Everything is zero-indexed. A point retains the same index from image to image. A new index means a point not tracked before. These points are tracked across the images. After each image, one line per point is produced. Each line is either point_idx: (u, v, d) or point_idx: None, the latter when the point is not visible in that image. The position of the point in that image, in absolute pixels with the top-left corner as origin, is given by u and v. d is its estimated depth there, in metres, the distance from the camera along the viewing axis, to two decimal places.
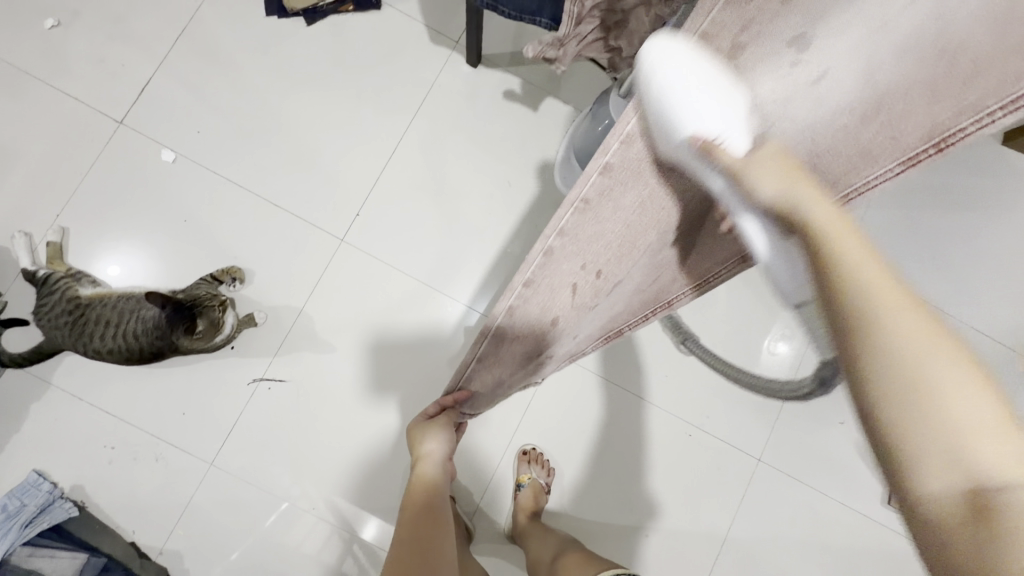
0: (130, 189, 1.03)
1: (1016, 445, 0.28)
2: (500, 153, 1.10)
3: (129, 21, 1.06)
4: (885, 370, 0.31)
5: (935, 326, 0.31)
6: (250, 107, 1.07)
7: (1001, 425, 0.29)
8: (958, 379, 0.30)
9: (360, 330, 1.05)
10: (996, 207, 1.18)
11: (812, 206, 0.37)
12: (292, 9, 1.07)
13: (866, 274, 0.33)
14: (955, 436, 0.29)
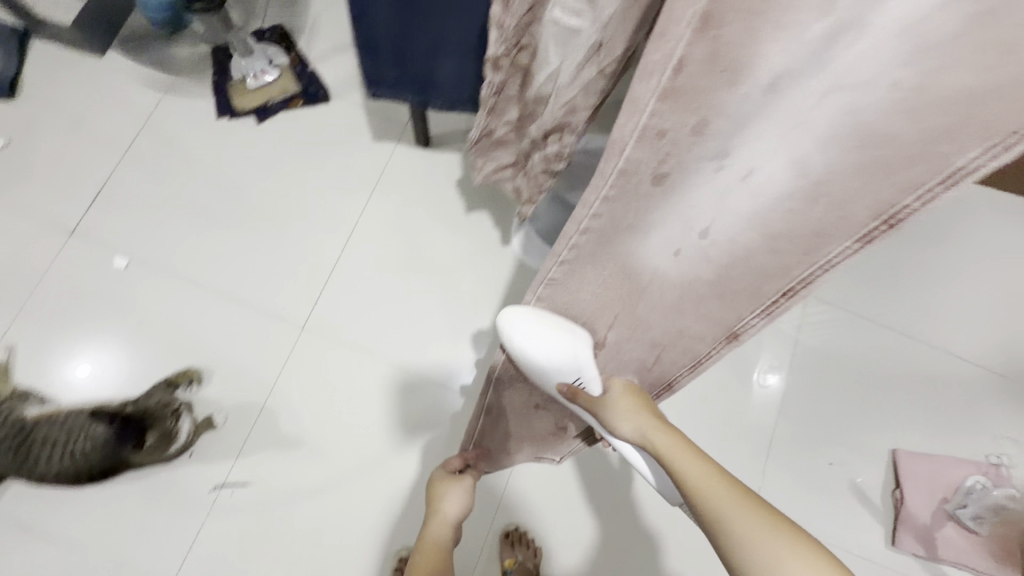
0: (80, 299, 1.01)
1: (802, 552, 0.48)
2: (457, 226, 1.11)
3: (80, 132, 1.08)
4: (729, 539, 0.50)
5: (735, 489, 0.53)
6: (203, 205, 1.08)
7: (792, 544, 0.48)
8: (759, 525, 0.50)
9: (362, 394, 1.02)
10: (944, 232, 1.22)
11: (649, 431, 0.60)
12: (241, 110, 1.11)
13: (685, 470, 0.56)
14: (776, 566, 0.48)
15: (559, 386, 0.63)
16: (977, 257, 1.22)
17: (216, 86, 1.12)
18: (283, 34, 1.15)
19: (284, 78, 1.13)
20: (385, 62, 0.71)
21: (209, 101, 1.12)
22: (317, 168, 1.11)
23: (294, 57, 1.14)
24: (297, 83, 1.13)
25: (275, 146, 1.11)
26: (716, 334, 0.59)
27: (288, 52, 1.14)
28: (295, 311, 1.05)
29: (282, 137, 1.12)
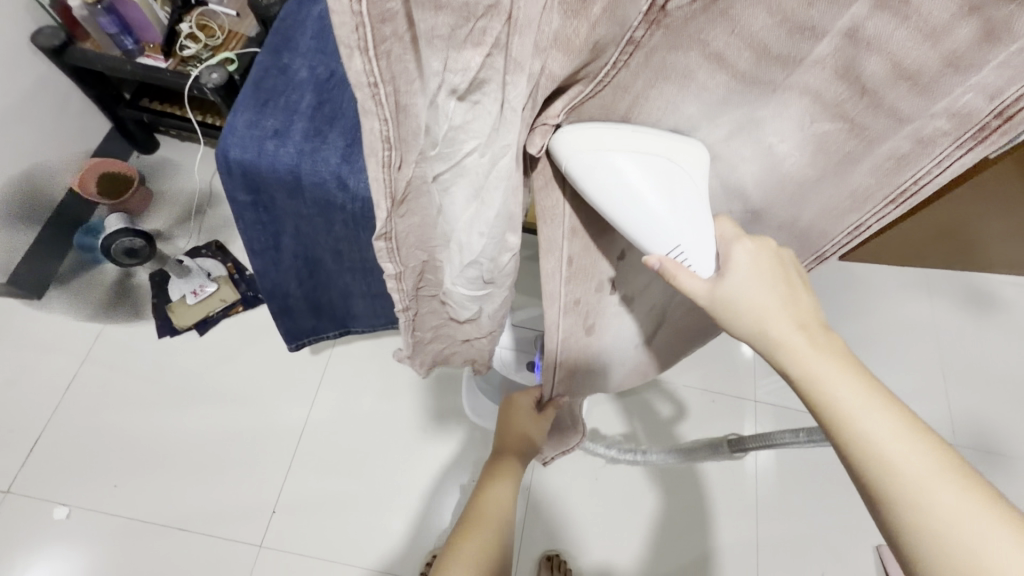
0: (15, 566, 0.96)
1: (952, 469, 0.32)
2: (409, 399, 1.13)
3: (20, 380, 1.09)
4: (852, 442, 0.34)
5: (872, 385, 0.36)
6: (150, 431, 1.07)
7: (937, 457, 0.33)
8: (898, 430, 0.34)
9: (382, 513, 1.03)
10: (858, 313, 1.35)
11: (737, 293, 0.38)
12: (183, 326, 1.14)
13: (802, 348, 0.37)
14: (904, 471, 0.33)
15: (651, 259, 0.35)
16: (892, 330, 1.33)
17: (157, 309, 1.15)
18: (219, 246, 1.20)
19: (223, 288, 1.17)
20: (303, 319, 0.78)
21: (150, 324, 1.14)
22: (264, 370, 1.13)
23: (231, 266, 1.19)
24: (236, 291, 1.17)
25: (221, 356, 1.13)
26: (795, 263, 0.48)
27: (224, 263, 1.19)
28: (254, 528, 1.01)
29: (225, 345, 1.14)
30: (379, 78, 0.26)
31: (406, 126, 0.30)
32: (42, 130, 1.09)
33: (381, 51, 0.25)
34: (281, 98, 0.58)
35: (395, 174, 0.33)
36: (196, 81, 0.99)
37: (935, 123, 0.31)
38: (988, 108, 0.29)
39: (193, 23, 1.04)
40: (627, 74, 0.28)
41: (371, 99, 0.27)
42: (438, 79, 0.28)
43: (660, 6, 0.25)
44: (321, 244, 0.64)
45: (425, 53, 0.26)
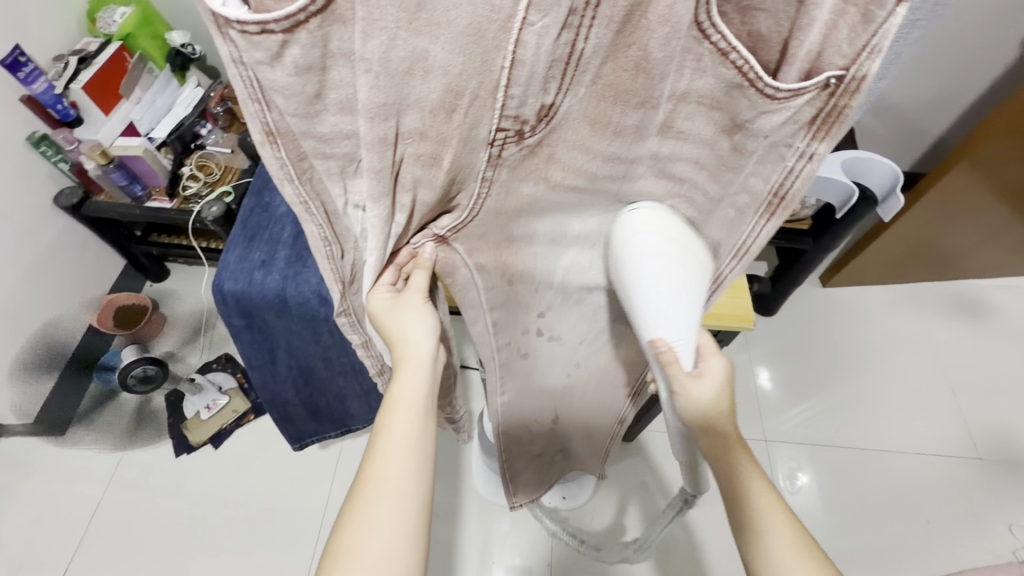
0: None
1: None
2: None
3: (46, 514, 1.12)
4: (755, 537, 0.44)
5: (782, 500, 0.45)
6: (171, 551, 1.08)
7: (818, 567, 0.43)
8: (793, 538, 0.43)
9: None
10: (852, 338, 1.36)
11: (704, 398, 0.46)
12: (198, 442, 1.18)
13: (733, 459, 0.47)
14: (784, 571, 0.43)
15: (656, 341, 0.43)
16: (890, 349, 1.34)
17: (173, 428, 1.20)
18: (228, 358, 1.27)
19: (235, 399, 1.22)
20: (303, 423, 0.83)
21: (167, 444, 1.19)
22: (277, 476, 1.15)
23: (240, 376, 1.25)
24: (247, 399, 1.23)
25: (237, 465, 1.17)
26: None
27: (234, 374, 1.25)
28: None
29: (240, 453, 1.18)
30: (308, 197, 0.35)
31: (340, 225, 0.39)
32: (65, 275, 1.20)
33: (305, 178, 0.34)
34: (266, 233, 0.66)
35: (341, 264, 0.42)
36: (198, 215, 1.10)
37: (736, 204, 0.41)
38: (767, 188, 0.38)
39: (194, 164, 1.17)
40: (495, 202, 0.40)
41: (305, 211, 0.36)
42: (344, 198, 0.37)
43: (496, 155, 0.35)
44: (312, 354, 0.70)
45: (328, 185, 0.35)
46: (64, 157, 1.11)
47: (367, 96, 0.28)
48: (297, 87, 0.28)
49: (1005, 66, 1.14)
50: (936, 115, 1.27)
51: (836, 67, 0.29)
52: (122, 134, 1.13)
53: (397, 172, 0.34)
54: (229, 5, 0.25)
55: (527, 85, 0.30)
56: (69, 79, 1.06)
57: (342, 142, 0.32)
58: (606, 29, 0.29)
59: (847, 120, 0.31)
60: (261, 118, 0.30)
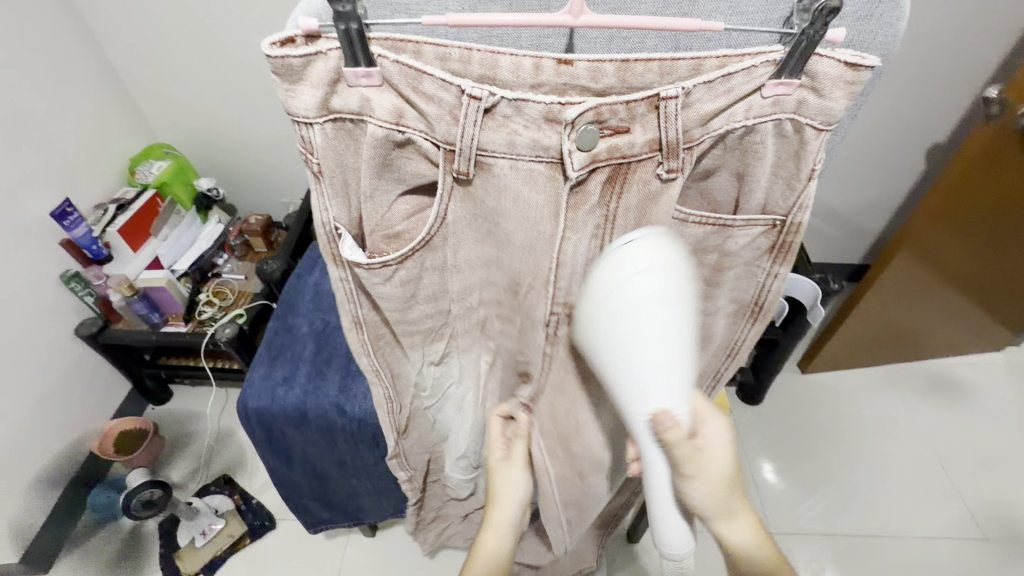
0: None
1: None
2: None
3: None
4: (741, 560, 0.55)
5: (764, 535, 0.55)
6: None
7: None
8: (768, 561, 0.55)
9: None
10: (839, 423, 1.40)
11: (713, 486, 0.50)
12: (188, 570, 1.14)
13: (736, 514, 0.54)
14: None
15: (657, 412, 0.44)
16: (879, 432, 1.39)
17: (163, 557, 1.15)
18: (227, 479, 1.26)
19: (231, 522, 1.20)
20: (316, 510, 0.84)
21: None
22: None
23: (238, 497, 1.23)
24: (244, 522, 1.20)
25: None
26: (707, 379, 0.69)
27: (231, 495, 1.23)
28: None
29: None
30: (379, 365, 0.58)
31: (407, 375, 0.61)
32: (74, 403, 1.23)
33: (384, 348, 0.57)
34: (288, 351, 0.74)
35: (400, 412, 0.63)
36: (212, 337, 1.18)
37: (730, 305, 0.59)
38: (750, 297, 0.58)
39: (210, 291, 1.28)
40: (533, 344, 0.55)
41: (377, 372, 0.59)
42: (422, 358, 0.59)
43: (553, 332, 0.50)
44: (326, 459, 0.74)
45: (412, 350, 0.57)
46: (90, 291, 1.21)
47: (455, 284, 0.52)
48: (399, 296, 0.50)
49: (917, 175, 1.35)
50: (871, 216, 1.46)
51: (778, 212, 0.49)
52: (147, 267, 1.23)
53: (482, 326, 0.57)
54: (353, 252, 0.46)
55: (570, 278, 0.46)
56: (106, 224, 1.19)
57: (425, 321, 0.54)
58: (628, 225, 0.44)
59: (794, 246, 0.52)
60: (356, 313, 0.53)
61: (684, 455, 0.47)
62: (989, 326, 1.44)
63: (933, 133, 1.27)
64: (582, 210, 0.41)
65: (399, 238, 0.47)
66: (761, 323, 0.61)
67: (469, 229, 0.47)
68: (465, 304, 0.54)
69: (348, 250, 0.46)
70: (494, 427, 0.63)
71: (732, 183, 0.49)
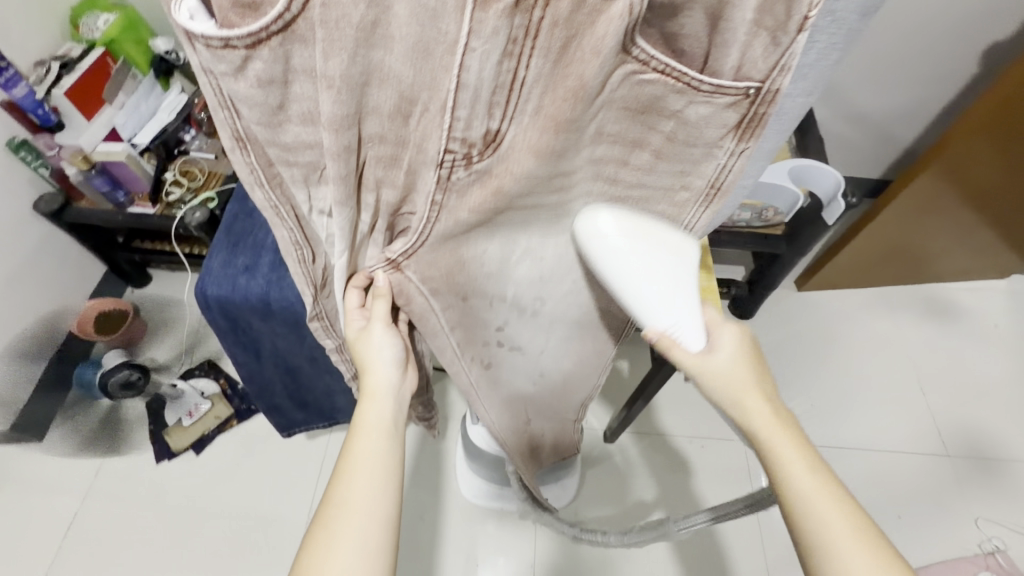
0: None
1: (872, 551, 0.42)
2: (408, 489, 1.13)
3: (23, 523, 1.09)
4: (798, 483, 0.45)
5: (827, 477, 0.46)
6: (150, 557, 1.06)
7: (863, 541, 0.43)
8: (838, 504, 0.44)
9: None
10: (828, 342, 1.40)
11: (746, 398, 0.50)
12: (179, 448, 1.17)
13: (764, 424, 0.49)
14: (835, 528, 0.43)
15: (650, 331, 0.51)
16: (864, 352, 1.39)
17: (154, 435, 1.18)
18: (211, 364, 1.26)
19: (217, 404, 1.22)
20: (291, 413, 0.84)
21: (148, 451, 1.17)
22: (263, 481, 1.15)
23: (224, 382, 1.24)
24: (230, 405, 1.22)
25: (218, 471, 1.15)
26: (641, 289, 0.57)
27: (216, 379, 1.24)
28: None
29: (220, 460, 1.17)
30: (278, 202, 0.41)
31: (308, 229, 0.45)
32: (44, 281, 1.18)
33: (274, 184, 0.40)
34: (250, 238, 0.67)
35: (312, 267, 0.48)
36: (181, 221, 1.10)
37: (681, 192, 0.46)
38: (704, 181, 0.44)
39: (177, 170, 1.16)
40: (450, 224, 0.44)
41: (276, 215, 0.42)
42: (309, 204, 0.42)
43: (446, 175, 0.39)
44: (297, 355, 0.71)
45: (294, 191, 0.41)
46: (44, 163, 1.10)
47: (331, 109, 0.34)
48: (261, 98, 0.33)
49: (965, 79, 1.21)
50: (902, 125, 1.32)
51: (753, 79, 0.36)
52: (105, 140, 1.13)
53: (361, 175, 0.40)
54: (197, 21, 0.30)
55: (473, 106, 0.35)
56: (51, 84, 1.06)
57: (305, 151, 0.38)
58: (544, 58, 0.33)
59: (764, 123, 0.39)
60: (231, 124, 0.36)
61: (680, 357, 0.51)
62: (1002, 251, 1.37)
63: (990, 28, 1.11)
64: (495, 8, 0.29)
65: (258, 11, 0.30)
66: (715, 210, 0.47)
67: (349, 30, 0.30)
68: (346, 148, 0.37)
69: (187, 16, 0.30)
70: (347, 301, 0.54)
71: (702, 33, 0.34)
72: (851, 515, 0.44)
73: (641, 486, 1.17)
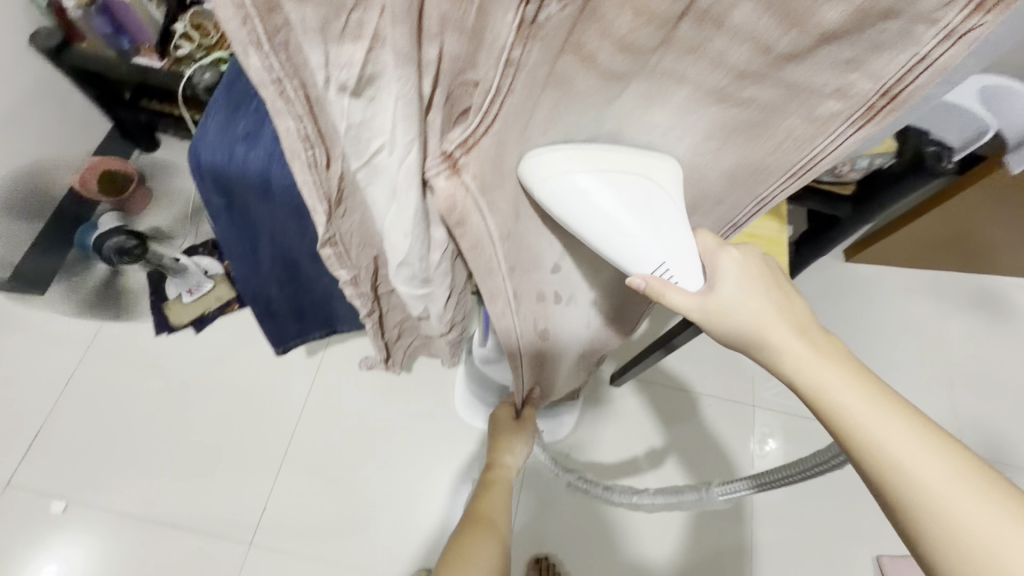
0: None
1: (971, 483, 0.35)
2: (405, 398, 1.11)
3: (23, 372, 1.09)
4: (859, 424, 0.38)
5: (894, 403, 0.38)
6: (145, 424, 1.06)
7: (959, 471, 0.36)
8: (915, 437, 0.37)
9: (375, 508, 1.03)
10: (865, 319, 1.31)
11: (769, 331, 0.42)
12: (179, 324, 1.14)
13: (801, 360, 0.41)
14: (914, 469, 0.36)
15: (633, 279, 0.39)
16: (900, 335, 1.30)
17: (154, 306, 1.15)
18: (215, 244, 1.20)
19: (219, 287, 1.17)
20: (285, 323, 0.77)
21: (148, 321, 1.15)
22: (260, 369, 1.12)
23: (227, 264, 1.19)
24: (233, 288, 1.17)
25: (217, 352, 1.13)
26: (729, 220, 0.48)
27: (221, 261, 1.19)
28: (244, 523, 1.00)
29: (221, 342, 1.14)
30: (280, 69, 0.29)
31: (324, 120, 0.33)
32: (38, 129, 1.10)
33: (277, 42, 0.27)
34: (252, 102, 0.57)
35: (327, 176, 0.38)
36: (191, 81, 1.00)
37: (829, 102, 0.33)
38: (874, 87, 0.32)
39: (188, 23, 1.02)
40: (516, 101, 0.28)
41: (279, 95, 0.30)
42: (325, 74, 0.28)
43: (530, 19, 0.24)
44: (297, 248, 0.64)
45: (307, 51, 0.27)
46: None
47: None
48: None
49: None
50: None
51: None
52: None
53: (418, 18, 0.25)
54: None
55: None
56: None
57: None
58: None
59: None
60: None
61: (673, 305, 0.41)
62: None
63: None
64: None
65: None
66: (866, 134, 0.35)
67: None
68: None
69: None
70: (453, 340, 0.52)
71: None
72: (933, 441, 0.37)
73: (639, 431, 1.14)
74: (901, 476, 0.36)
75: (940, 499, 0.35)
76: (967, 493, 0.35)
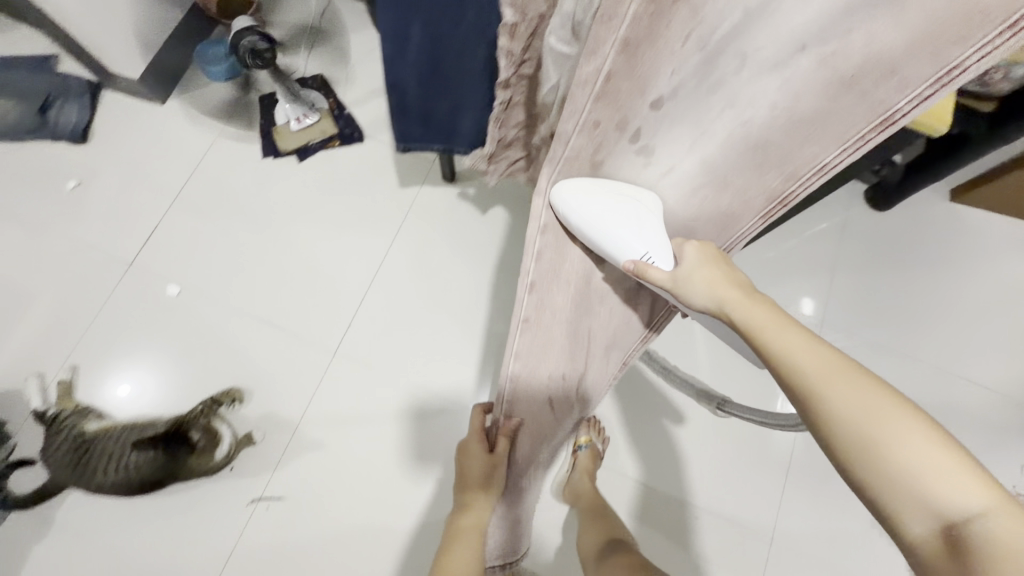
0: (120, 333, 1.08)
1: (929, 436, 0.40)
2: (485, 253, 1.15)
3: (145, 169, 1.18)
4: (821, 391, 0.45)
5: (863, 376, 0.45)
6: (248, 233, 1.15)
7: (919, 428, 0.41)
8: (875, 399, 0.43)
9: (446, 342, 1.10)
10: (955, 261, 1.26)
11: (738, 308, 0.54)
12: (285, 149, 1.20)
13: (768, 338, 0.50)
14: (874, 429, 0.42)
15: (626, 264, 0.56)
16: (990, 284, 1.25)
17: (264, 130, 1.21)
18: (323, 81, 1.24)
19: (324, 122, 1.21)
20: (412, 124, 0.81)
21: (256, 143, 1.21)
22: (354, 203, 1.18)
23: (333, 101, 1.23)
24: (336, 125, 1.22)
25: (316, 181, 1.19)
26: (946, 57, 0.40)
27: (327, 97, 1.23)
28: (329, 332, 1.10)
29: (320, 173, 1.20)
30: None
31: None
32: None
33: None
34: None
35: None
36: None
37: None
38: None
39: None
40: None
41: None
42: None
43: None
44: (447, 39, 0.66)
45: None
46: None
47: None
48: None
49: None
50: None
51: None
52: None
53: None
54: None
55: None
56: None
57: None
58: None
59: None
60: None
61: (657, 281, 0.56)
62: None
63: None
64: None
65: None
66: None
67: None
68: None
69: None
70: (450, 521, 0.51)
71: None
72: (895, 402, 0.42)
73: None
74: (859, 436, 0.42)
75: (897, 453, 0.40)
76: (925, 443, 0.40)
